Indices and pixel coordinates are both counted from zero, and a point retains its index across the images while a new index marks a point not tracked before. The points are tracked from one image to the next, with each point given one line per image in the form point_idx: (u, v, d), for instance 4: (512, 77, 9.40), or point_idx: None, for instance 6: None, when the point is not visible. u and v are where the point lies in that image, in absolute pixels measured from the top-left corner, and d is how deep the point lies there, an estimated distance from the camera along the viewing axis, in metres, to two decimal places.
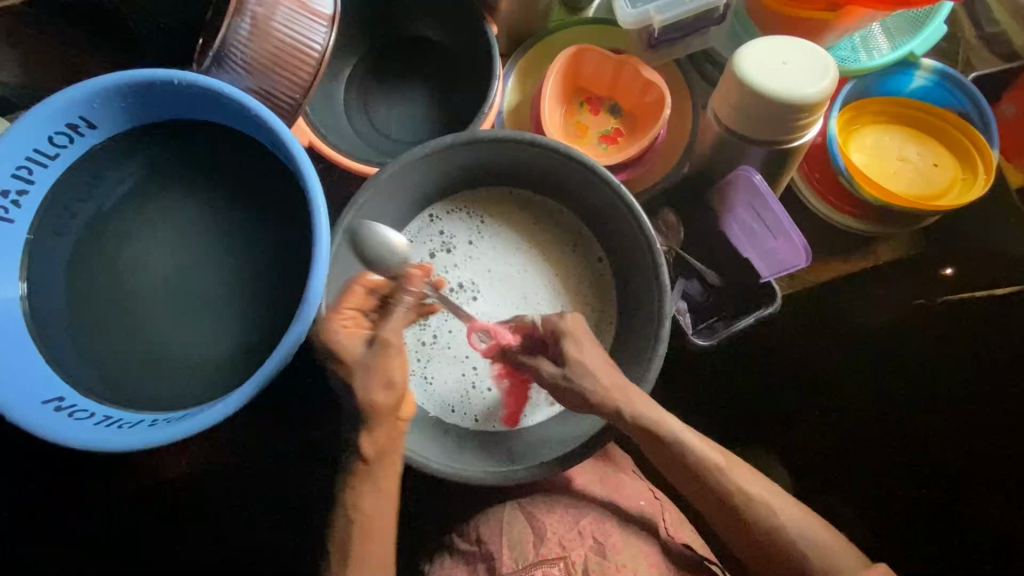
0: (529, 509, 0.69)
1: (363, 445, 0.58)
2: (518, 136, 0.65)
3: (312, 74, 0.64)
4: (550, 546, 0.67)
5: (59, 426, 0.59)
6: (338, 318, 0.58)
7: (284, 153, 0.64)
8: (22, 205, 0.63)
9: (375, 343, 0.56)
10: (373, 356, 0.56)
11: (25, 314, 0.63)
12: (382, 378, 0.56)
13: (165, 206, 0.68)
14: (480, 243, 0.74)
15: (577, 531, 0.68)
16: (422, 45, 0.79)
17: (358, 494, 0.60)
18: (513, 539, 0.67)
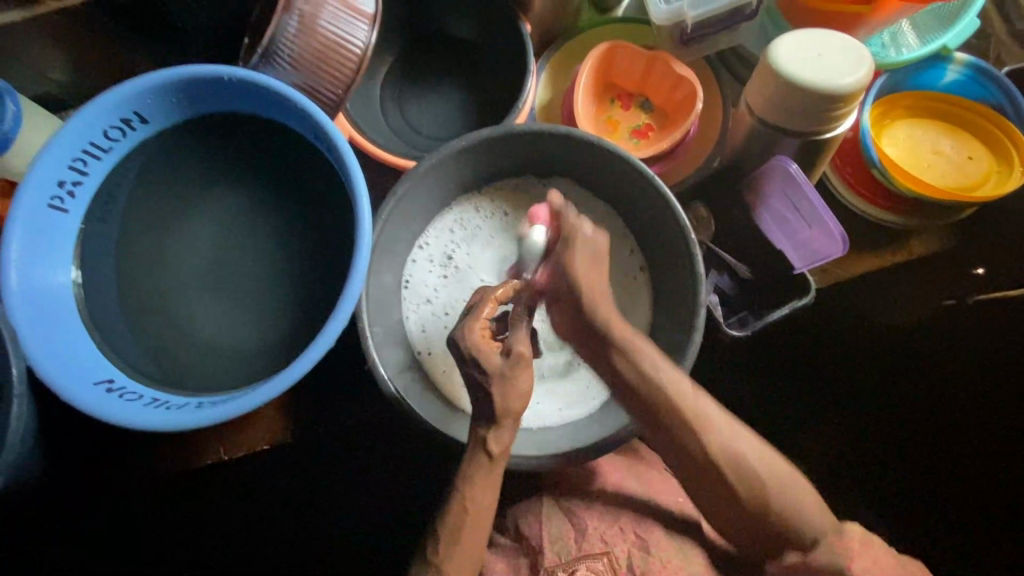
0: (569, 506, 0.69)
1: (492, 441, 0.57)
2: (550, 129, 0.66)
3: (355, 70, 0.67)
4: (592, 540, 0.67)
5: (109, 407, 0.60)
6: (478, 326, 0.59)
7: (327, 145, 0.66)
8: (76, 196, 0.65)
9: (513, 356, 0.56)
10: (512, 368, 0.56)
11: (76, 299, 0.65)
12: (514, 389, 0.56)
13: (208, 198, 0.71)
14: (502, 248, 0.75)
15: (618, 526, 0.68)
16: (455, 44, 0.82)
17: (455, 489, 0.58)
18: (554, 534, 0.67)
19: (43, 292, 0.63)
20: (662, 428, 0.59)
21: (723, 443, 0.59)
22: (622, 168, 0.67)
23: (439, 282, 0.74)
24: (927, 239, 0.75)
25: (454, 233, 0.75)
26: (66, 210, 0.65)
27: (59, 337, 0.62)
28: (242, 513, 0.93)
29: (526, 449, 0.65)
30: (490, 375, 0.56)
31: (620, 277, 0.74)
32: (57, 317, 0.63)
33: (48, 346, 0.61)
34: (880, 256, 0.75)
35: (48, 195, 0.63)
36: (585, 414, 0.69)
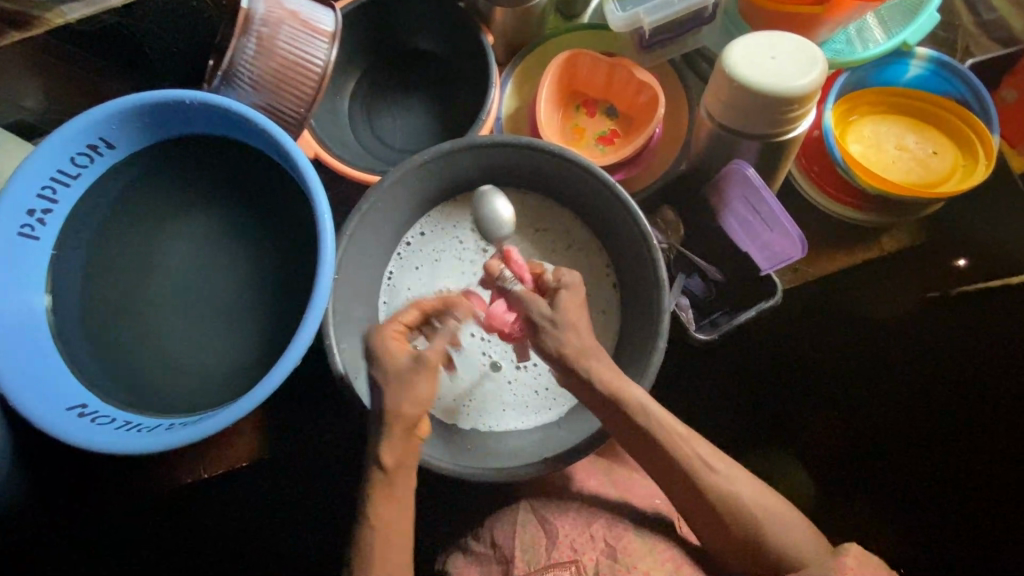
0: (542, 513, 0.70)
1: (385, 453, 0.57)
2: (511, 141, 0.67)
3: (315, 88, 0.67)
4: (562, 549, 0.67)
5: (82, 431, 0.61)
6: (392, 328, 0.60)
7: (290, 164, 0.67)
8: (47, 223, 0.66)
9: (416, 360, 0.57)
10: (412, 371, 0.57)
11: (49, 325, 0.66)
12: (411, 394, 0.57)
13: (178, 219, 0.71)
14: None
15: (589, 534, 0.67)
16: (421, 57, 0.82)
17: (377, 508, 0.58)
18: (525, 543, 0.68)
19: (15, 320, 0.64)
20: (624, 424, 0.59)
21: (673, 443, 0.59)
22: (585, 176, 0.67)
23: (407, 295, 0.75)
24: (897, 236, 0.75)
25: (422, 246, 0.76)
26: (37, 238, 0.66)
27: (32, 363, 0.63)
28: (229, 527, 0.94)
29: (492, 463, 0.64)
30: (386, 372, 0.57)
31: (586, 284, 0.74)
32: (30, 344, 0.64)
33: (21, 375, 0.62)
34: (851, 253, 0.75)
35: (17, 225, 0.64)
36: (555, 419, 0.70)
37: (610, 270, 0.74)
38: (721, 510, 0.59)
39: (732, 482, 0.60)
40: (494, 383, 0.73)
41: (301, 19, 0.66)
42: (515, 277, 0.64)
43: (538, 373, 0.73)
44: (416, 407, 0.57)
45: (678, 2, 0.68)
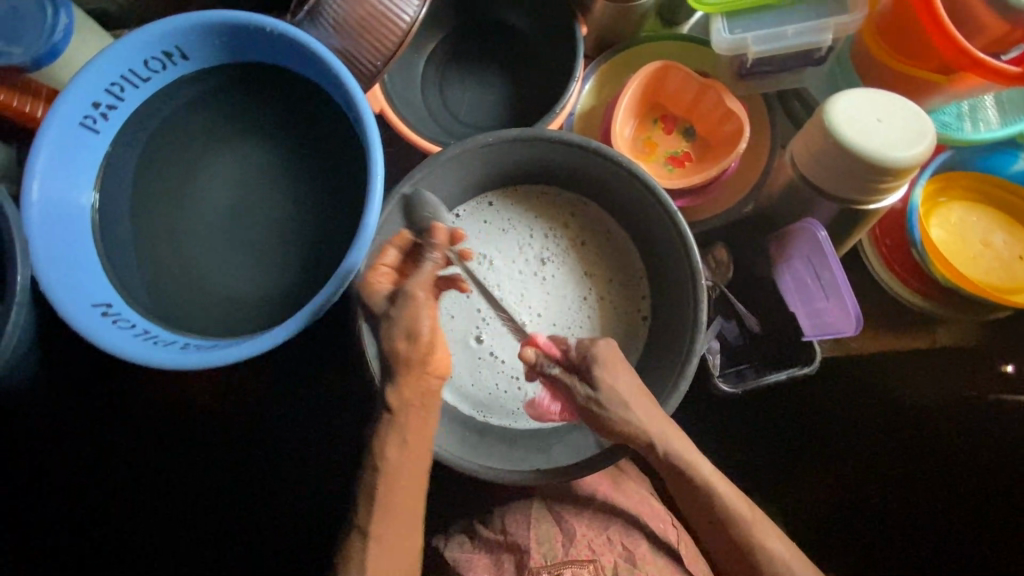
0: (557, 509, 0.70)
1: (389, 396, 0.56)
2: (582, 143, 0.64)
3: (397, 45, 0.65)
4: (579, 547, 0.68)
5: (102, 330, 0.62)
6: (371, 273, 0.58)
7: (354, 115, 0.65)
8: (109, 119, 0.67)
9: (402, 296, 0.54)
10: (399, 310, 0.54)
11: (91, 219, 0.67)
12: (405, 329, 0.54)
13: (232, 145, 0.71)
14: (541, 278, 0.73)
15: (606, 537, 0.69)
16: (508, 32, 0.79)
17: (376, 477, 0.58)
18: (541, 536, 0.68)
19: (59, 207, 0.64)
20: (680, 480, 0.60)
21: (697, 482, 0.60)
22: (646, 198, 0.65)
23: None
24: (953, 331, 0.71)
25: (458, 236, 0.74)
26: (95, 132, 0.66)
27: (66, 252, 0.64)
28: (184, 481, 0.84)
29: (481, 458, 0.63)
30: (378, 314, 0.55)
31: (621, 305, 0.73)
32: (70, 233, 0.65)
33: (58, 262, 0.63)
34: (900, 337, 0.71)
35: (81, 115, 0.64)
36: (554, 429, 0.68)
37: (647, 299, 0.72)
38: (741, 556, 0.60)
39: (769, 541, 0.60)
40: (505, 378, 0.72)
41: None
42: (548, 358, 0.61)
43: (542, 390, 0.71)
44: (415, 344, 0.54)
45: (791, 37, 0.63)
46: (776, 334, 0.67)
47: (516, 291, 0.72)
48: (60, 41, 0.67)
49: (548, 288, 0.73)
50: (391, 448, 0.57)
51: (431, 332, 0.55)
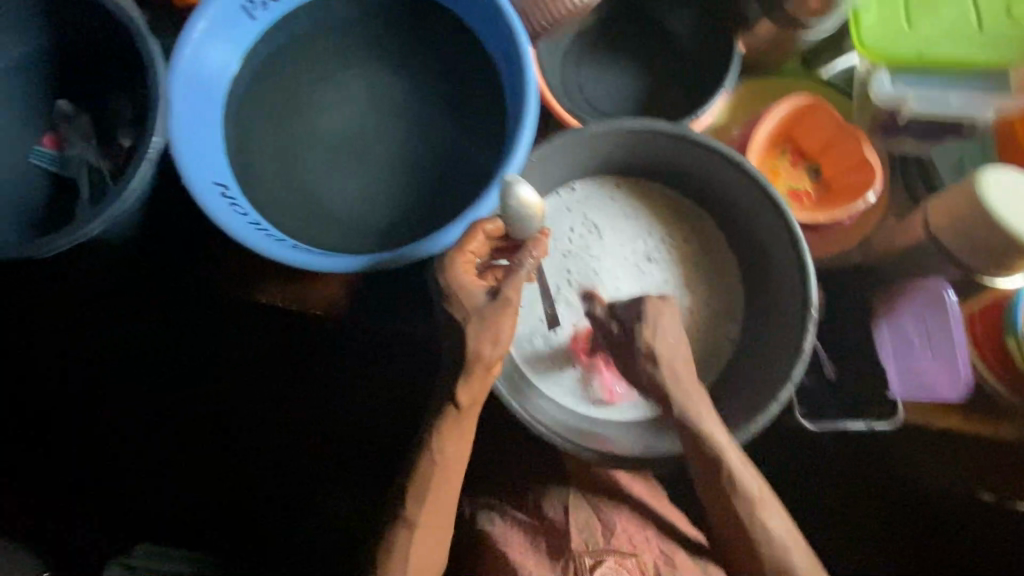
0: (597, 503, 0.73)
1: (460, 393, 0.62)
2: (724, 152, 0.65)
3: (568, 12, 0.66)
4: (621, 540, 0.70)
5: (217, 205, 0.62)
6: (460, 260, 0.61)
7: (512, 67, 0.66)
8: (266, 9, 0.69)
9: (498, 299, 0.59)
10: (492, 309, 0.59)
11: (226, 99, 0.69)
12: (491, 334, 0.59)
13: (373, 63, 0.72)
14: (641, 271, 0.73)
15: (646, 535, 0.72)
16: (655, 32, 0.80)
17: (444, 437, 0.64)
18: (580, 523, 0.71)
19: (202, 78, 0.66)
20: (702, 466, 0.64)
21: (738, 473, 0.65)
22: (774, 224, 0.66)
23: None
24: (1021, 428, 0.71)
25: (570, 210, 0.74)
26: (252, 19, 0.69)
27: (198, 123, 0.65)
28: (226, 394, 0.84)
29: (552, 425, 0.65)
30: (467, 312, 0.60)
31: (713, 319, 0.73)
32: (207, 107, 0.67)
33: (191, 132, 0.64)
34: (969, 419, 0.72)
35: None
36: (601, 418, 0.72)
37: (740, 323, 0.73)
38: (776, 541, 0.65)
39: (773, 528, 0.65)
40: (574, 352, 0.73)
41: None
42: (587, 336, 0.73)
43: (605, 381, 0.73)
44: (496, 351, 0.60)
45: (951, 105, 0.68)
46: (857, 386, 0.68)
47: (610, 279, 0.73)
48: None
49: (643, 283, 0.73)
50: (458, 396, 0.62)
51: (510, 333, 0.60)
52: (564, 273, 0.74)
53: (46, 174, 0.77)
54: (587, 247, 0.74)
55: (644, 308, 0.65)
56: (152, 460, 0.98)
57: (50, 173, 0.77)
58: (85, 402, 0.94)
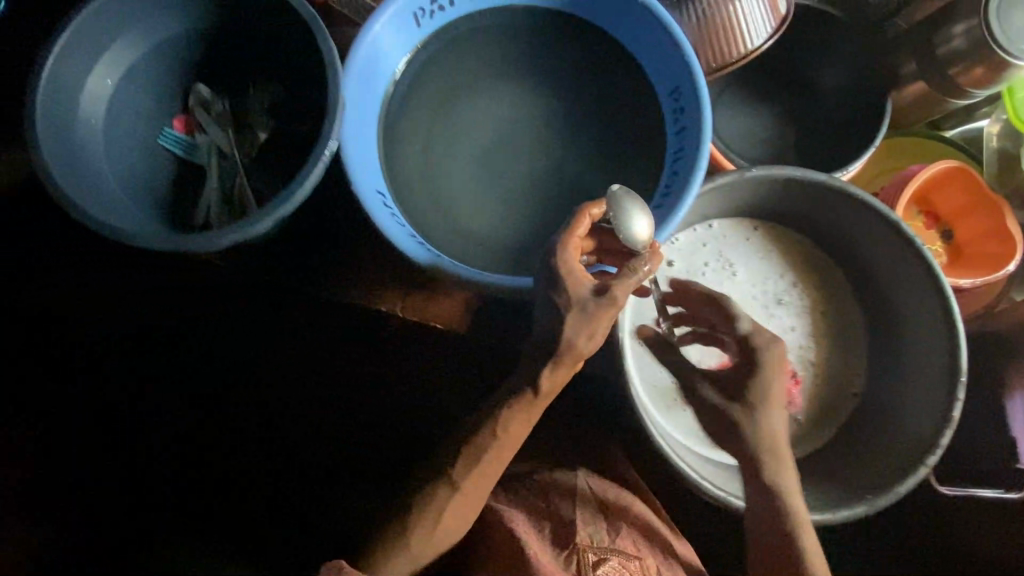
0: (603, 500, 0.70)
1: (541, 376, 0.58)
2: (884, 211, 0.65)
3: (736, 58, 0.68)
4: (626, 541, 0.67)
5: (380, 211, 0.62)
6: (571, 243, 0.57)
7: (680, 104, 0.67)
8: (433, 19, 0.68)
9: (605, 296, 0.55)
10: (595, 306, 0.55)
11: (383, 107, 0.69)
12: (590, 328, 0.55)
13: (528, 84, 0.72)
14: (772, 316, 0.73)
15: (645, 536, 0.69)
16: (790, 80, 0.81)
17: (512, 416, 0.61)
18: (588, 517, 0.68)
19: (368, 85, 0.65)
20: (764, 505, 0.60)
21: (774, 480, 0.59)
22: (922, 287, 0.66)
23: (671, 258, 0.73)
24: None
25: (709, 245, 0.74)
26: (418, 26, 0.68)
27: (359, 127, 0.64)
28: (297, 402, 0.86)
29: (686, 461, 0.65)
30: (568, 300, 0.55)
31: (838, 372, 0.74)
32: (368, 113, 0.66)
33: (355, 138, 0.64)
34: None
35: (418, 6, 0.66)
36: (719, 458, 0.72)
37: (859, 376, 0.73)
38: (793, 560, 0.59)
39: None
40: None
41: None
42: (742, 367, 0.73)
43: None
44: (589, 345, 0.56)
45: None
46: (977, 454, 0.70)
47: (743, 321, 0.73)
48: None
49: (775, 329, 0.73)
50: (541, 377, 0.58)
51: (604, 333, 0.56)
52: None
53: (171, 157, 0.71)
54: (724, 285, 0.72)
55: (762, 358, 0.58)
56: (173, 440, 0.96)
57: (174, 157, 0.71)
58: (85, 402, 0.93)
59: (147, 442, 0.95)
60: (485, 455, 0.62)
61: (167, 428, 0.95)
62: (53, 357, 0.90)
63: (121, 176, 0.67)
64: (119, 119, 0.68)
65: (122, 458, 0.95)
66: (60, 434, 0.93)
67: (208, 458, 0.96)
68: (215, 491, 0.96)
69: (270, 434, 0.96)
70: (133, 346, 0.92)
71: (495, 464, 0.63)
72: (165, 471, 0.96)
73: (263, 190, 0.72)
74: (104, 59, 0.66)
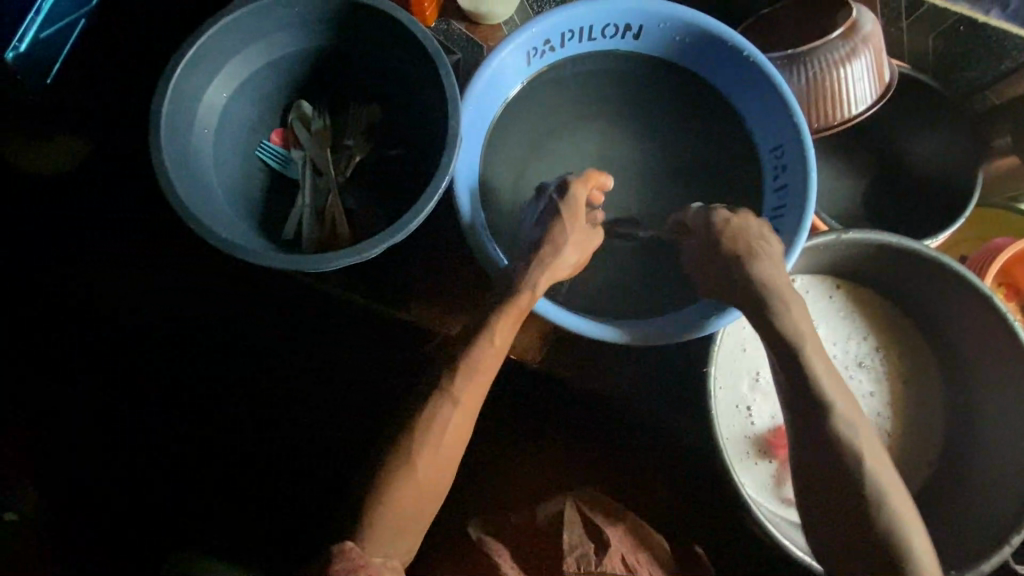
0: (589, 517, 0.66)
1: (538, 275, 0.58)
2: (977, 283, 0.65)
3: (836, 122, 0.69)
4: (613, 559, 0.62)
5: (487, 239, 0.63)
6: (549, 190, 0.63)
7: (781, 161, 0.67)
8: (543, 58, 0.70)
9: (593, 226, 0.62)
10: (590, 233, 0.61)
11: (487, 138, 0.70)
12: (582, 249, 0.61)
13: (629, 128, 0.73)
14: (851, 377, 0.73)
15: (637, 556, 0.65)
16: (871, 146, 0.82)
17: (501, 309, 0.57)
18: (572, 539, 0.63)
19: (477, 117, 0.66)
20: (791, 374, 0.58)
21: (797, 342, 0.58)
22: (1010, 359, 0.66)
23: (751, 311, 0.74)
24: None
25: None
26: (528, 64, 0.69)
27: (466, 160, 0.66)
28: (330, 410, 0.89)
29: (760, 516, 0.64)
30: (572, 226, 0.60)
31: (914, 439, 0.73)
32: (473, 145, 0.67)
33: (462, 169, 0.65)
34: None
35: (533, 46, 0.67)
36: (791, 519, 0.70)
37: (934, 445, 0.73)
38: (851, 479, 0.56)
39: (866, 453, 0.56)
40: (771, 445, 0.72)
41: (877, 67, 0.68)
42: None
43: None
44: (574, 267, 0.61)
45: None
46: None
47: None
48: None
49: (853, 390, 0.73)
50: (533, 272, 0.58)
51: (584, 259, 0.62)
52: None
53: (265, 168, 0.72)
54: None
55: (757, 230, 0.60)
56: (172, 442, 0.92)
57: (270, 169, 0.72)
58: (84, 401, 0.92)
59: (147, 441, 0.92)
60: (478, 353, 0.56)
61: (167, 427, 0.92)
62: (53, 355, 0.91)
63: (223, 188, 0.68)
64: (226, 132, 0.69)
65: (122, 458, 0.92)
66: (62, 430, 0.92)
67: (207, 462, 0.92)
68: (214, 492, 0.92)
69: (275, 440, 0.92)
70: (181, 342, 0.91)
71: (498, 356, 0.58)
72: (164, 473, 0.92)
73: (353, 208, 0.72)
74: (222, 74, 0.67)
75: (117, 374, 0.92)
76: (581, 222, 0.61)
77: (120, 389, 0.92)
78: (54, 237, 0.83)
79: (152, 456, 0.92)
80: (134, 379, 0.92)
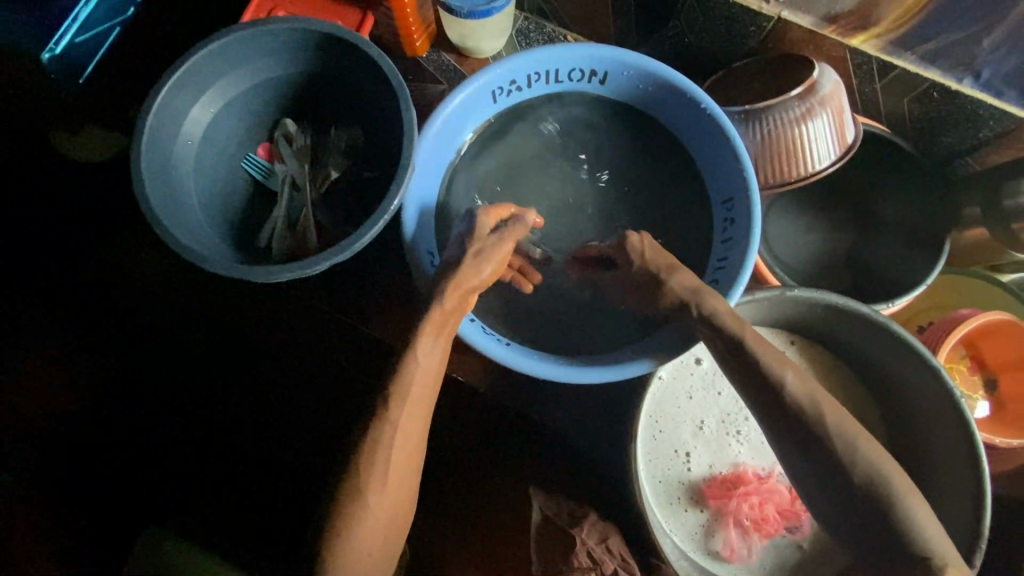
0: (548, 512, 0.71)
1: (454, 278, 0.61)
2: (925, 354, 0.64)
3: (793, 179, 0.69)
4: (580, 554, 0.68)
5: (424, 258, 0.66)
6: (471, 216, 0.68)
7: (731, 213, 0.68)
8: (509, 96, 0.73)
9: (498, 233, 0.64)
10: (495, 241, 0.64)
11: (450, 167, 0.73)
12: (485, 255, 0.63)
13: (591, 168, 0.75)
14: None
15: (604, 546, 0.69)
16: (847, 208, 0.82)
17: (426, 330, 0.59)
18: (544, 541, 0.70)
19: (439, 148, 0.70)
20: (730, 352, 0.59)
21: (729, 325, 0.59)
22: (951, 436, 0.64)
23: (700, 357, 0.75)
24: None
25: None
26: (494, 103, 0.72)
27: (423, 186, 0.70)
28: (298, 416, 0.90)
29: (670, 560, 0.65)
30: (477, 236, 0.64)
31: None
32: (433, 172, 0.70)
33: (416, 194, 0.68)
34: None
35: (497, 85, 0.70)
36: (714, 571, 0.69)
37: None
38: (817, 441, 0.54)
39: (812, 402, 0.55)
40: (704, 494, 0.71)
41: (839, 127, 0.68)
42: (744, 480, 0.71)
43: (726, 541, 0.70)
44: (479, 273, 0.62)
45: None
46: None
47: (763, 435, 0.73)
48: (496, 5, 0.72)
49: None
50: (449, 291, 0.60)
51: (495, 267, 0.63)
52: (722, 416, 0.73)
53: (249, 179, 0.77)
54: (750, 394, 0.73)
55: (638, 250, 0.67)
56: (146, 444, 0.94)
57: (252, 180, 0.77)
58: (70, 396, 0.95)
59: (146, 442, 0.92)
60: (410, 383, 0.57)
61: (166, 427, 0.92)
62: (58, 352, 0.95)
63: (205, 195, 0.73)
64: (212, 143, 0.75)
65: (122, 458, 0.93)
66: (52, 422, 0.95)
67: (207, 462, 0.91)
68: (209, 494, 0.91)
69: (272, 440, 0.90)
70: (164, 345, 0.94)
71: (430, 382, 0.59)
72: (164, 473, 0.92)
73: (324, 223, 0.76)
74: (210, 91, 0.73)
75: (115, 373, 0.94)
76: (489, 236, 0.64)
77: (120, 389, 0.94)
78: (55, 238, 0.94)
79: (153, 456, 0.92)
80: (133, 380, 0.93)
